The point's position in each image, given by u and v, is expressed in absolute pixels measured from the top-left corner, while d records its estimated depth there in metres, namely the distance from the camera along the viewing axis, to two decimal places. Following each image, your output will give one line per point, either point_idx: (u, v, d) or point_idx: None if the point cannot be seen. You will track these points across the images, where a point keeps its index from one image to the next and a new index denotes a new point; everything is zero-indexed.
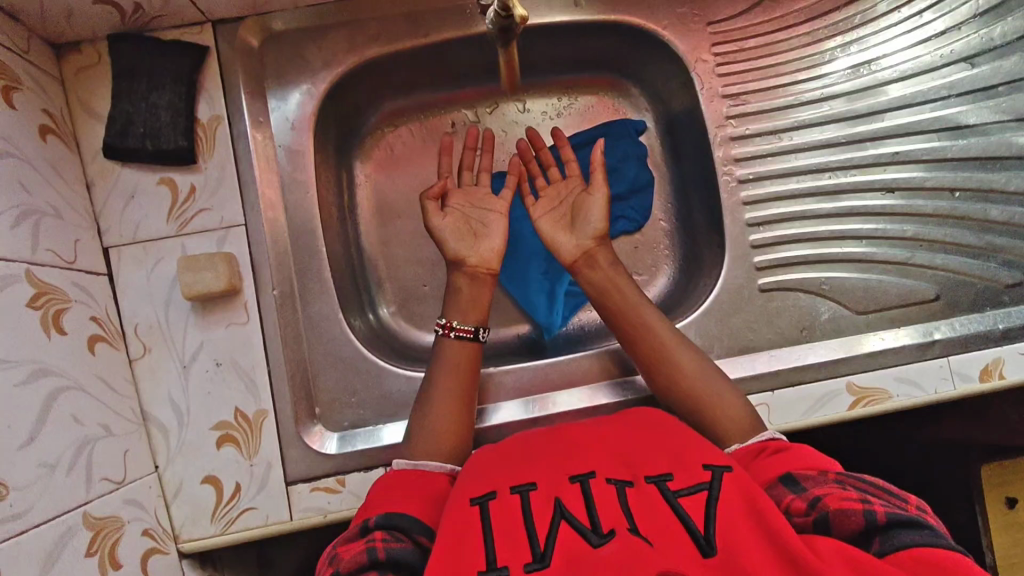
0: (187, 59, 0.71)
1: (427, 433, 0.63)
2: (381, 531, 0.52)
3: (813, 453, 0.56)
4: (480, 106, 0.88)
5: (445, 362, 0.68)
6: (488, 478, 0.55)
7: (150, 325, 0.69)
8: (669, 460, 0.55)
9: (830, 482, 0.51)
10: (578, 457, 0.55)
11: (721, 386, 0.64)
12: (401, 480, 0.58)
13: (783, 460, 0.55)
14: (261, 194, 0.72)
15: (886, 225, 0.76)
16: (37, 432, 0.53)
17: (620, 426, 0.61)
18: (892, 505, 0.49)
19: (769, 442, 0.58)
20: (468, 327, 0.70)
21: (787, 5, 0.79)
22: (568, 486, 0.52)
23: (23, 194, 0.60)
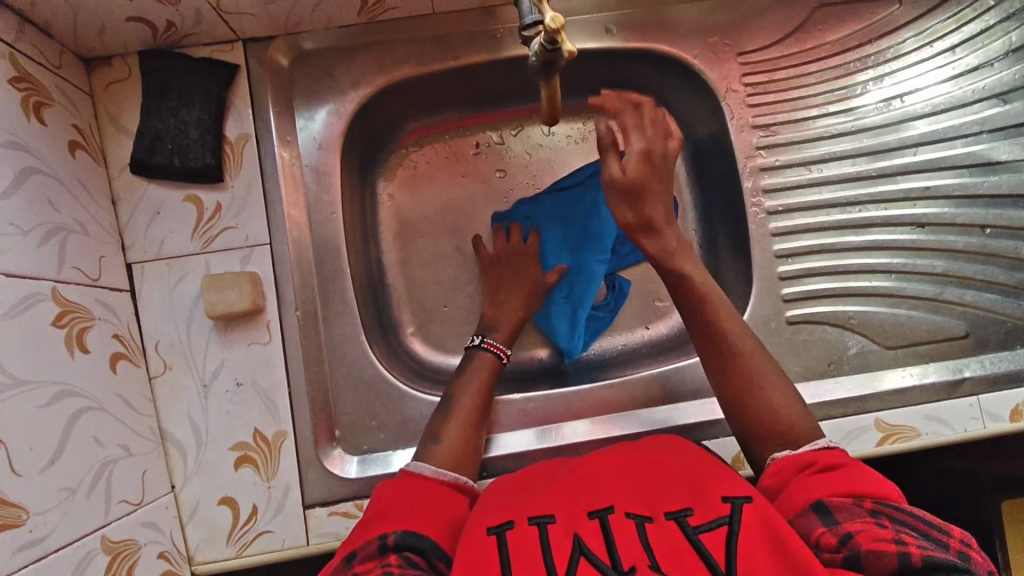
0: (217, 77, 0.71)
1: (451, 442, 0.62)
2: (398, 554, 0.48)
3: (863, 473, 0.50)
4: (505, 127, 0.87)
5: (476, 373, 0.69)
6: (502, 509, 0.51)
7: (171, 343, 0.68)
8: (687, 494, 0.50)
9: (864, 516, 0.46)
10: (593, 491, 0.51)
11: (781, 386, 0.59)
12: (411, 497, 0.54)
13: (823, 481, 0.50)
14: (287, 213, 0.72)
15: (916, 260, 0.76)
16: (59, 455, 0.53)
17: (631, 456, 0.57)
18: (933, 545, 0.43)
19: (821, 458, 0.53)
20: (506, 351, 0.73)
21: (818, 37, 0.79)
22: (586, 520, 0.48)
23: (51, 212, 0.59)
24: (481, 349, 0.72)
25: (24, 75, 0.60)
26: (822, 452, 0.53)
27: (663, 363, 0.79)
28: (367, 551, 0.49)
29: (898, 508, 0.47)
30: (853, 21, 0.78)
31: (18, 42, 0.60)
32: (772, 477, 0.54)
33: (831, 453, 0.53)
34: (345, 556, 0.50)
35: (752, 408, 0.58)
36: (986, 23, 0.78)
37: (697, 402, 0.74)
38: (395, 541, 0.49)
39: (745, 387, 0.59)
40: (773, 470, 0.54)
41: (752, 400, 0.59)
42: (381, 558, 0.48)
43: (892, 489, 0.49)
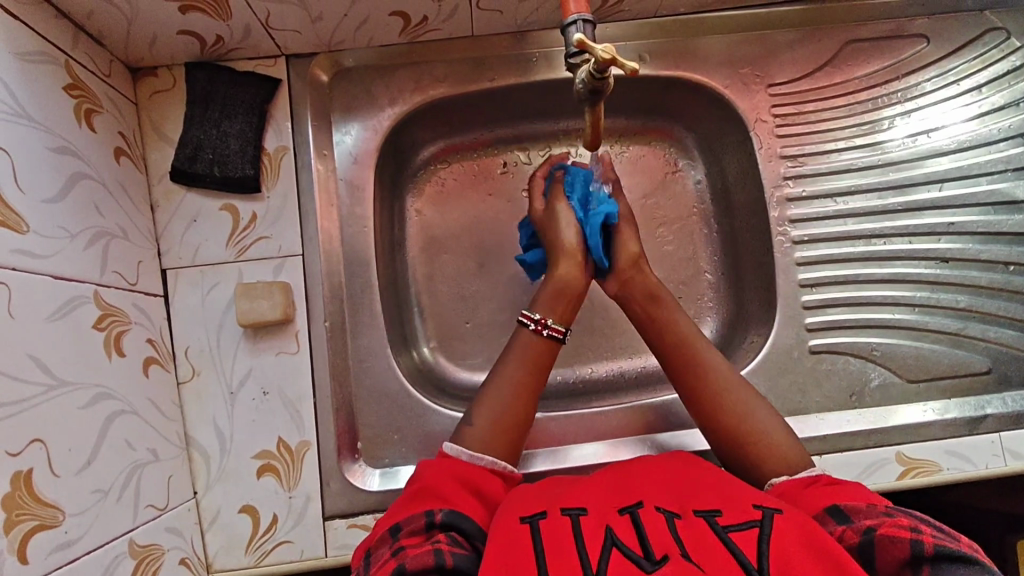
0: (260, 91, 0.73)
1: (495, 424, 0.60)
2: (445, 534, 0.48)
3: (865, 488, 0.53)
4: (531, 147, 0.88)
5: (518, 351, 0.64)
6: (533, 502, 0.51)
7: (201, 349, 0.69)
8: (718, 501, 0.50)
9: (881, 510, 0.48)
10: (624, 495, 0.51)
11: (771, 418, 0.61)
12: (454, 475, 0.54)
13: (834, 490, 0.52)
14: (319, 225, 0.73)
15: (939, 294, 0.76)
16: (93, 459, 0.53)
17: (661, 470, 0.56)
18: (947, 535, 0.45)
19: (822, 475, 0.55)
20: (559, 328, 0.66)
21: (848, 72, 0.80)
22: (617, 516, 0.48)
23: (97, 216, 0.60)
24: (524, 327, 0.66)
25: (77, 82, 0.62)
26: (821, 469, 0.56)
27: None
28: (413, 526, 0.49)
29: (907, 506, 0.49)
30: (881, 57, 0.80)
31: (73, 50, 0.62)
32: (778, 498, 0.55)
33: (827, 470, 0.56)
34: (390, 529, 0.50)
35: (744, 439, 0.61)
36: (1013, 64, 0.80)
37: None
38: (442, 520, 0.49)
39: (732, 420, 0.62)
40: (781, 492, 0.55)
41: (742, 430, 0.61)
42: (427, 536, 0.49)
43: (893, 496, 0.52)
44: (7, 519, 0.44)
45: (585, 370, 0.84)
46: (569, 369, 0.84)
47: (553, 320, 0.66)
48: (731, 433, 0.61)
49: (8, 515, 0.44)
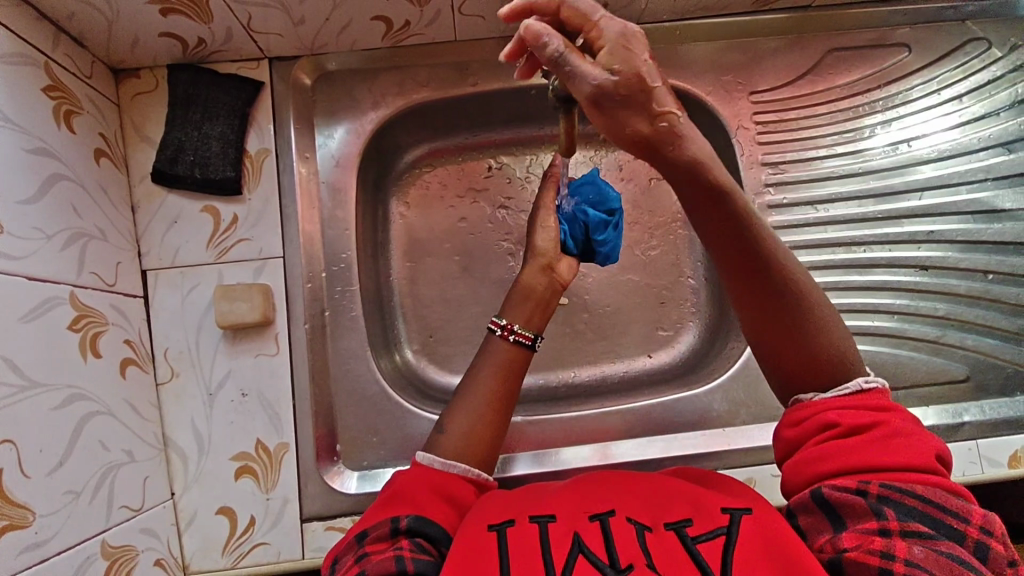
0: (242, 93, 0.73)
1: (462, 428, 0.58)
2: (410, 540, 0.49)
3: (889, 440, 0.48)
4: (518, 151, 0.88)
5: (491, 360, 0.63)
6: (503, 508, 0.51)
7: (180, 350, 0.69)
8: (688, 506, 0.50)
9: (868, 511, 0.44)
10: (597, 500, 0.51)
11: (823, 310, 0.52)
12: (429, 484, 0.54)
13: (842, 451, 0.48)
14: (300, 228, 0.73)
15: (918, 302, 0.77)
16: (65, 458, 0.53)
17: (632, 474, 0.56)
18: (928, 557, 0.41)
19: (845, 417, 0.49)
20: (528, 334, 0.64)
21: (830, 80, 0.81)
22: (585, 522, 0.48)
23: (74, 217, 0.61)
24: (492, 334, 0.65)
25: (57, 83, 0.62)
26: (852, 404, 0.50)
27: (663, 393, 0.80)
28: (379, 532, 0.50)
29: (907, 489, 0.45)
30: (864, 66, 0.81)
31: (54, 52, 0.62)
32: (791, 429, 0.52)
33: (857, 402, 0.50)
34: (355, 535, 0.51)
35: (788, 346, 0.52)
36: (994, 73, 0.80)
37: (697, 433, 0.74)
38: (408, 525, 0.50)
39: (782, 330, 0.52)
40: (797, 414, 0.52)
41: (791, 343, 0.52)
42: (391, 541, 0.49)
43: (916, 455, 0.47)
44: None
45: (567, 375, 0.84)
46: (551, 373, 0.84)
47: (521, 326, 0.65)
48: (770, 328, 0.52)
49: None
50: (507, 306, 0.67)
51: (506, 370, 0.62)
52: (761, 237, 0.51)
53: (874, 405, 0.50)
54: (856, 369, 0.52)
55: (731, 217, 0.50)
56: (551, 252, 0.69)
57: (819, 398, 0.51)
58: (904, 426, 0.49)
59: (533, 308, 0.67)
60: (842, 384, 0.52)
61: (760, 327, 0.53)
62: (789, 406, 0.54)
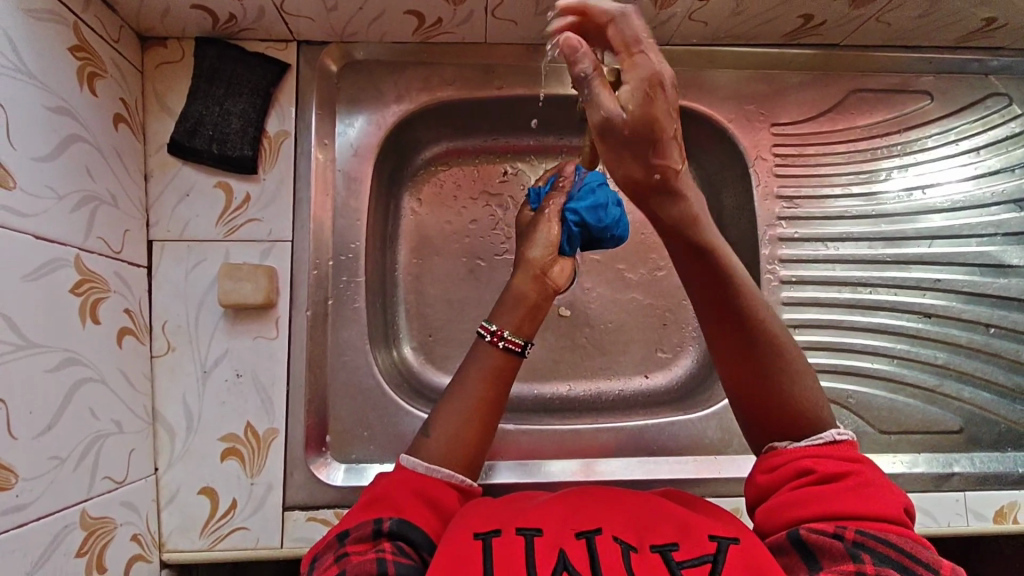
0: (267, 73, 0.73)
1: (445, 433, 0.57)
2: (391, 543, 0.49)
3: (862, 489, 0.48)
4: (533, 159, 0.89)
5: (479, 364, 0.61)
6: (491, 517, 0.51)
7: (179, 324, 0.69)
8: (676, 530, 0.50)
9: (846, 553, 0.43)
10: (584, 515, 0.51)
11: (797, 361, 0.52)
12: (413, 488, 0.53)
13: (818, 496, 0.48)
14: (312, 213, 0.73)
15: (918, 348, 0.77)
16: (54, 423, 0.51)
17: (618, 492, 0.56)
18: None
19: (818, 462, 0.49)
20: (517, 340, 0.62)
21: (851, 120, 0.81)
22: (572, 539, 0.47)
23: (87, 179, 0.59)
24: (482, 339, 0.63)
25: (83, 44, 0.61)
26: (827, 451, 0.50)
27: (656, 414, 0.79)
28: (361, 533, 0.50)
29: (883, 538, 0.44)
30: (885, 109, 0.81)
31: (84, 13, 0.61)
32: (766, 474, 0.52)
33: (831, 451, 0.50)
34: (336, 535, 0.51)
35: (760, 392, 0.52)
36: (1011, 130, 0.81)
37: (687, 458, 0.74)
38: (390, 528, 0.50)
39: (756, 377, 0.52)
40: (771, 459, 0.52)
41: (766, 389, 0.52)
42: (374, 543, 0.49)
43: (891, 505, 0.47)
44: None
45: (562, 387, 0.84)
46: (546, 384, 0.84)
47: (511, 332, 0.63)
48: (744, 373, 0.52)
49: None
50: (499, 310, 0.65)
51: (495, 374, 0.61)
52: (741, 288, 0.52)
53: (848, 455, 0.50)
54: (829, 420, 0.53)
55: (714, 269, 0.51)
56: (545, 261, 0.67)
57: (795, 445, 0.51)
58: (878, 478, 0.49)
59: (524, 316, 0.65)
60: (817, 433, 0.51)
61: (734, 372, 0.53)
62: (763, 453, 0.54)
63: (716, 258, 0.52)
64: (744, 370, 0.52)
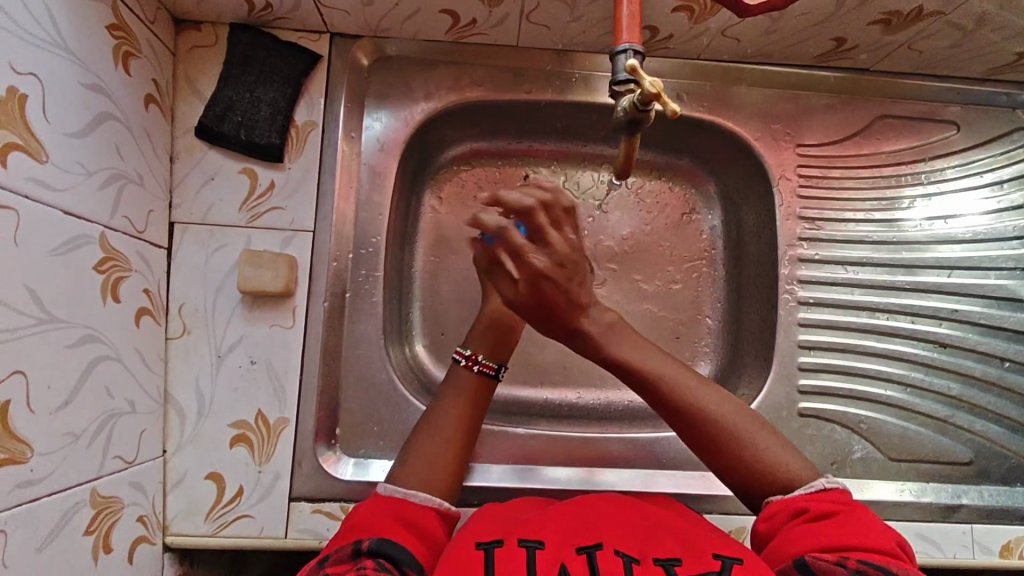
0: (299, 63, 0.73)
1: (423, 460, 0.59)
2: (371, 560, 0.48)
3: (854, 522, 0.50)
4: (555, 166, 0.89)
5: (456, 391, 0.64)
6: (493, 529, 0.51)
7: (196, 308, 0.68)
8: (680, 547, 0.50)
9: None
10: (588, 531, 0.50)
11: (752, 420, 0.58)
12: (395, 514, 0.53)
13: (814, 530, 0.50)
14: (335, 205, 0.73)
15: (932, 378, 0.77)
16: (70, 399, 0.51)
17: (624, 503, 0.56)
18: None
19: (812, 501, 0.53)
20: (491, 364, 0.65)
21: (876, 146, 0.81)
22: (573, 555, 0.47)
23: (116, 158, 0.59)
24: (456, 365, 0.66)
25: (120, 23, 0.61)
26: (816, 497, 0.53)
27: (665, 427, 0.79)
28: (340, 555, 0.49)
29: (884, 567, 0.45)
30: (911, 137, 0.81)
31: None
32: (763, 522, 0.54)
33: (818, 498, 0.53)
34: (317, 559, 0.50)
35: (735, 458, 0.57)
36: None
37: (695, 473, 0.74)
38: (370, 547, 0.49)
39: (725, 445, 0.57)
40: (764, 514, 0.55)
41: (738, 452, 0.57)
42: (354, 562, 0.48)
43: (885, 537, 0.49)
44: None
45: (572, 394, 0.84)
46: (556, 391, 0.84)
47: (485, 355, 0.65)
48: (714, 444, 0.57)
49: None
50: (472, 335, 0.67)
51: (473, 399, 0.63)
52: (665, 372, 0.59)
53: (837, 500, 0.53)
54: (813, 472, 0.56)
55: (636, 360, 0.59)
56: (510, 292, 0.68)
57: (784, 496, 0.55)
58: (868, 516, 0.51)
59: (496, 340, 0.67)
60: (807, 483, 0.55)
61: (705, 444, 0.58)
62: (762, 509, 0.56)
63: (656, 376, 0.58)
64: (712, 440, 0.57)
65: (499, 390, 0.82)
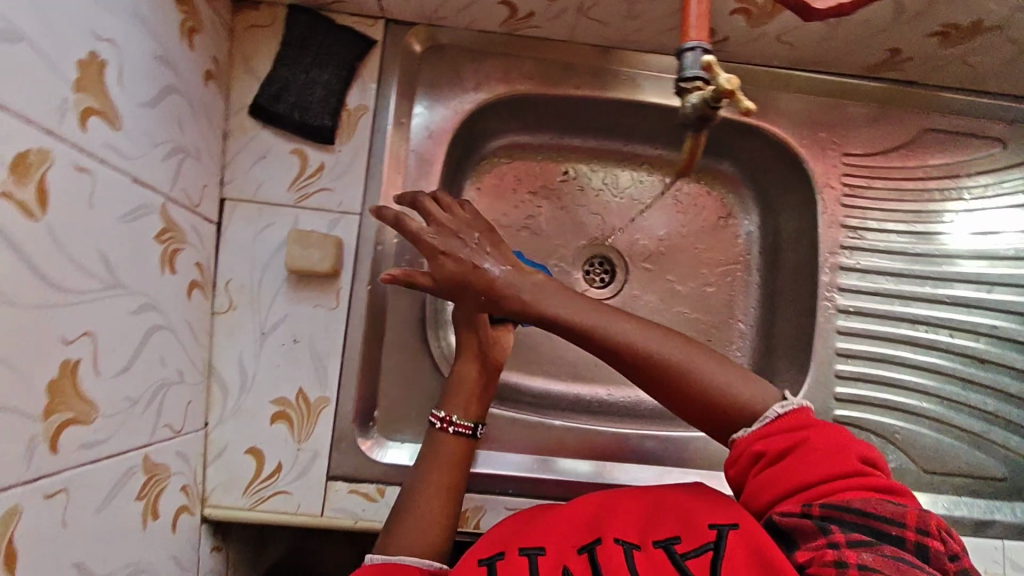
0: (354, 47, 0.73)
1: (408, 529, 0.59)
2: None
3: (813, 455, 0.49)
4: (596, 162, 0.89)
5: (435, 454, 0.64)
6: (498, 542, 0.53)
7: (243, 284, 0.69)
8: (679, 524, 0.51)
9: (813, 527, 0.44)
10: (591, 526, 0.52)
11: (698, 354, 0.56)
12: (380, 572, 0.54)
13: (777, 475, 0.50)
14: (383, 190, 0.74)
15: (969, 392, 0.78)
16: (129, 366, 0.51)
17: (625, 492, 0.57)
18: (880, 558, 0.41)
19: (766, 441, 0.52)
20: (468, 423, 0.66)
21: (921, 158, 0.81)
22: (574, 555, 0.49)
23: (177, 131, 0.60)
24: (434, 428, 0.67)
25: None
26: (770, 430, 0.53)
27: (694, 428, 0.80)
28: None
29: (844, 505, 0.45)
30: (957, 151, 0.81)
31: None
32: (732, 467, 0.54)
33: (774, 429, 0.52)
34: None
35: (690, 400, 0.55)
36: None
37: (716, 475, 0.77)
38: None
39: (678, 389, 0.55)
40: (730, 457, 0.54)
41: (694, 394, 0.55)
42: None
43: (843, 463, 0.48)
44: (48, 404, 0.41)
45: (602, 390, 0.85)
46: (587, 386, 0.85)
47: (460, 416, 0.66)
48: (670, 391, 0.55)
49: (50, 401, 0.41)
50: (447, 394, 0.68)
51: (453, 464, 0.64)
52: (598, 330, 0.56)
53: (796, 426, 0.52)
54: (774, 396, 0.55)
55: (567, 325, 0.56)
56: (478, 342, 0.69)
57: (746, 432, 0.54)
58: (823, 437, 0.50)
59: (473, 396, 0.68)
60: (763, 412, 0.54)
61: (660, 391, 0.56)
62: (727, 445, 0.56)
63: (600, 332, 0.56)
64: (664, 387, 0.55)
65: (532, 382, 0.84)
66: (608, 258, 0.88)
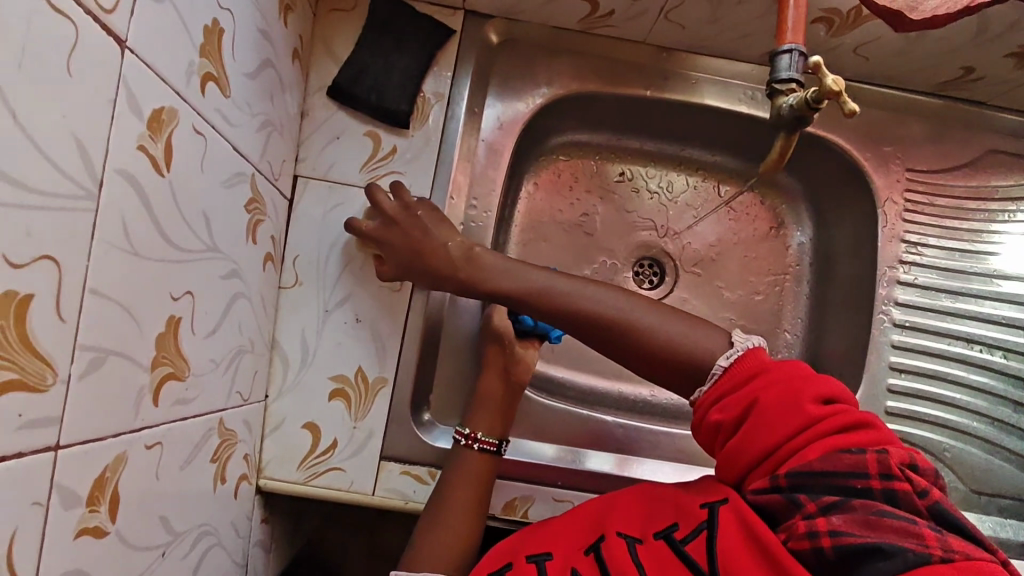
0: (434, 35, 0.74)
1: (436, 542, 0.60)
2: None
3: (763, 416, 0.50)
4: (653, 164, 0.90)
5: (458, 469, 0.65)
6: (507, 550, 0.54)
7: (310, 260, 0.70)
8: (673, 511, 0.51)
9: (780, 500, 0.46)
10: (594, 526, 0.53)
11: (642, 310, 0.59)
12: None
13: (740, 446, 0.51)
14: (451, 177, 0.75)
15: (1019, 414, 0.78)
16: (216, 329, 0.52)
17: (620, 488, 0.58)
18: (851, 521, 0.42)
19: (722, 407, 0.53)
20: (492, 439, 0.66)
21: (983, 179, 0.81)
22: (582, 557, 0.50)
23: (269, 105, 0.61)
24: (458, 445, 0.67)
25: None
26: (723, 395, 0.54)
27: None
28: None
29: (805, 469, 0.46)
30: (1020, 174, 0.81)
31: None
32: (703, 437, 0.55)
33: (724, 390, 0.54)
34: None
35: (643, 357, 0.59)
36: None
37: None
38: None
39: (630, 347, 0.59)
40: (693, 419, 0.56)
41: (648, 351, 0.58)
42: None
43: (796, 419, 0.48)
44: (155, 356, 0.42)
45: (646, 391, 0.85)
46: (635, 385, 0.85)
47: (484, 432, 0.67)
48: (622, 348, 0.59)
49: (156, 353, 0.42)
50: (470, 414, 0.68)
51: (478, 478, 0.64)
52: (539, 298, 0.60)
53: (742, 383, 0.53)
54: (721, 346, 0.57)
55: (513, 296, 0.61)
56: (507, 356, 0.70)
57: (703, 393, 0.56)
58: (771, 392, 0.50)
59: (495, 413, 0.68)
60: (711, 368, 0.56)
61: (615, 350, 0.60)
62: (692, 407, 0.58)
63: (549, 299, 0.60)
64: (617, 345, 0.59)
65: (579, 378, 0.84)
66: (659, 260, 0.88)
